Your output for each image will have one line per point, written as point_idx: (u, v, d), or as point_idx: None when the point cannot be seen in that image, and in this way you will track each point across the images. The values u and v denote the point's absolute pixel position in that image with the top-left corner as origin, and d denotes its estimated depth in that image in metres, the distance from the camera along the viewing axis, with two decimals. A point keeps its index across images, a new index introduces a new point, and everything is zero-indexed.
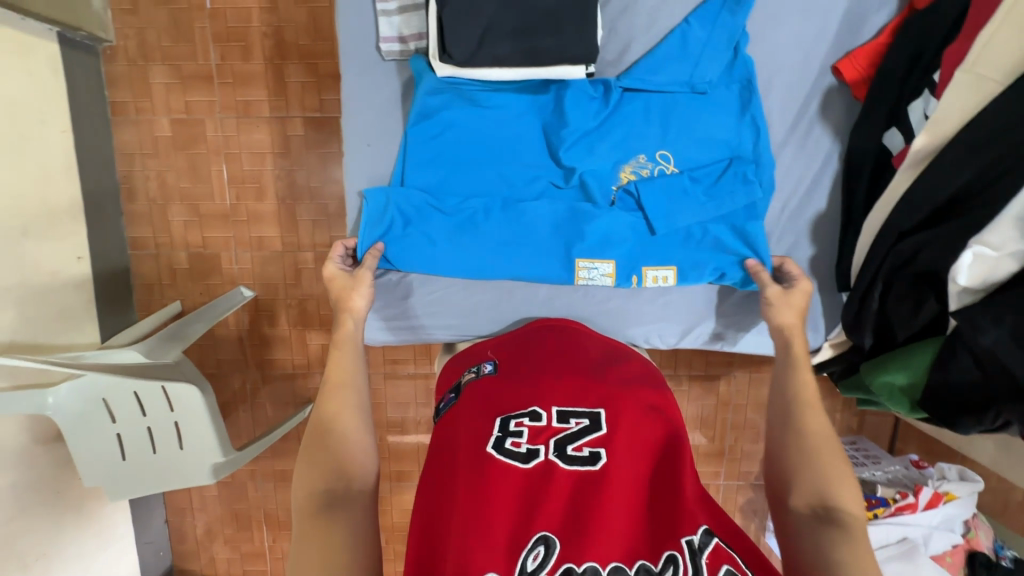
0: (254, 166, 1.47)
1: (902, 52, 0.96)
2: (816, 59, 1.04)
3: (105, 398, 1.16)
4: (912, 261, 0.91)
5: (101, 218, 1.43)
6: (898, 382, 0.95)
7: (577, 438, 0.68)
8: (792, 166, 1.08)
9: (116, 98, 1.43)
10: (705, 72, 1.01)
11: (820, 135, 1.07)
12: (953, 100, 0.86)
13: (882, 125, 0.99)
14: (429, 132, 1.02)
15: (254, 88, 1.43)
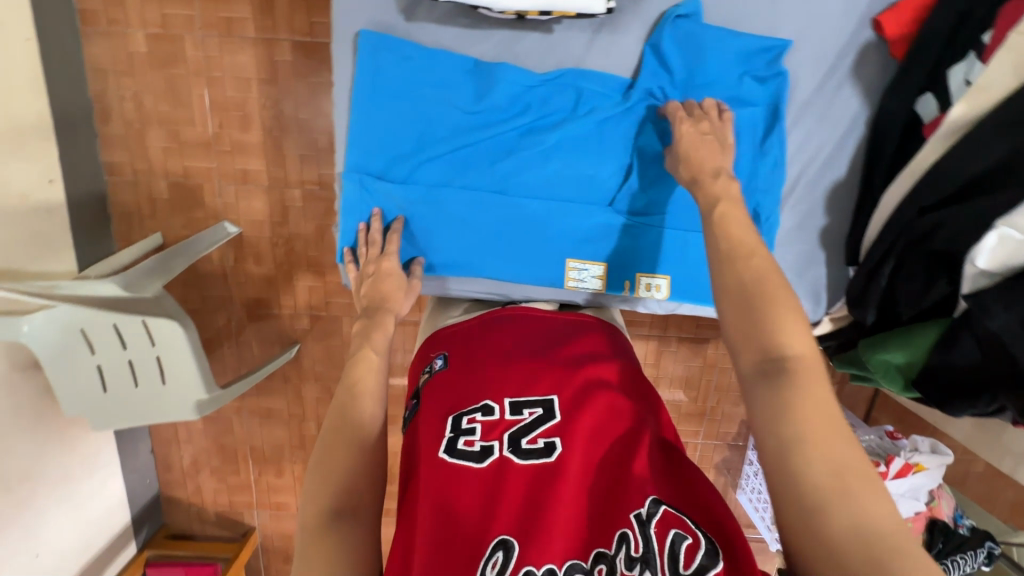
0: (237, 92, 1.37)
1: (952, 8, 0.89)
2: (855, 9, 0.97)
3: (84, 328, 1.13)
4: (929, 240, 0.88)
5: (73, 139, 1.34)
6: (894, 360, 0.94)
7: (531, 431, 0.71)
8: (819, 126, 1.03)
9: (86, 6, 1.31)
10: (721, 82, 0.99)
11: (850, 95, 1.01)
12: (1002, 67, 0.80)
13: (916, 89, 0.93)
14: (420, 108, 0.99)
15: (238, 3, 1.31)
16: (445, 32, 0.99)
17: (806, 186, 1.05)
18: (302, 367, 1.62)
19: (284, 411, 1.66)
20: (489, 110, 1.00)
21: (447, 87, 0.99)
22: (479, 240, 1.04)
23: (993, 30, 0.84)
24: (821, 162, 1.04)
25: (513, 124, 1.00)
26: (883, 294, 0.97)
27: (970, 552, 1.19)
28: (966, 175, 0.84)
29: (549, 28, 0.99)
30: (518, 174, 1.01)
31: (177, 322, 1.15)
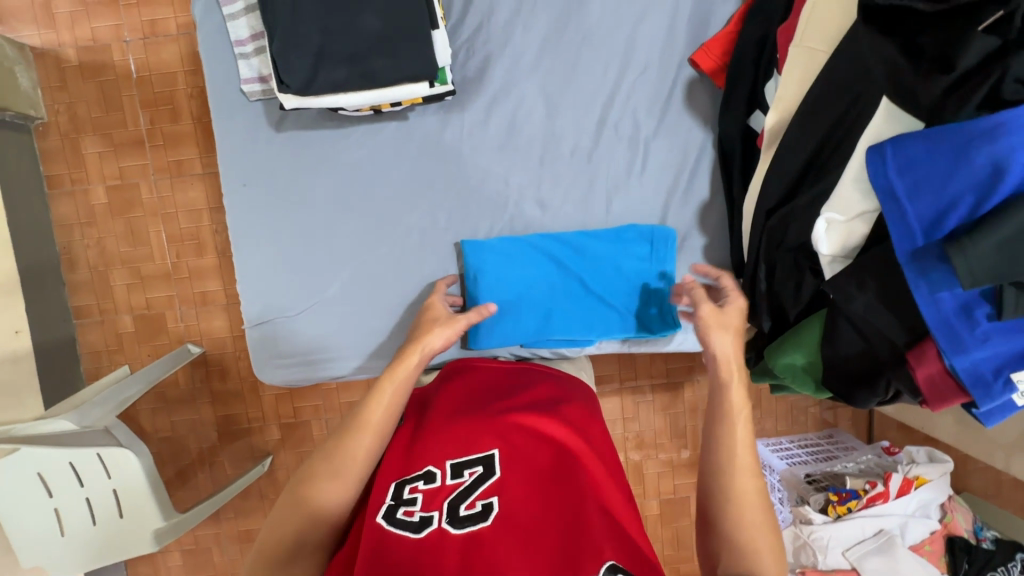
0: (191, 223, 1.48)
1: (754, 34, 0.89)
2: (678, 44, 0.96)
3: (41, 472, 1.14)
4: (788, 237, 0.85)
5: (43, 290, 1.44)
6: (799, 362, 0.87)
7: (471, 494, 0.66)
8: (668, 156, 0.98)
9: (51, 173, 1.46)
10: (570, 133, 0.97)
11: (689, 124, 0.98)
12: (793, 79, 0.82)
13: (743, 109, 0.92)
14: (280, 195, 0.97)
15: (186, 147, 1.46)
16: (314, 131, 0.96)
17: (674, 212, 1.00)
18: (277, 479, 1.58)
19: (263, 532, 1.59)
20: (353, 184, 0.97)
21: (300, 171, 0.97)
22: (365, 309, 0.99)
23: (777, 51, 0.86)
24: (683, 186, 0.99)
25: (382, 203, 0.97)
26: (769, 297, 0.90)
27: (999, 569, 1.10)
28: (793, 175, 0.83)
29: (406, 116, 0.96)
30: (402, 237, 0.99)
31: (127, 449, 1.15)
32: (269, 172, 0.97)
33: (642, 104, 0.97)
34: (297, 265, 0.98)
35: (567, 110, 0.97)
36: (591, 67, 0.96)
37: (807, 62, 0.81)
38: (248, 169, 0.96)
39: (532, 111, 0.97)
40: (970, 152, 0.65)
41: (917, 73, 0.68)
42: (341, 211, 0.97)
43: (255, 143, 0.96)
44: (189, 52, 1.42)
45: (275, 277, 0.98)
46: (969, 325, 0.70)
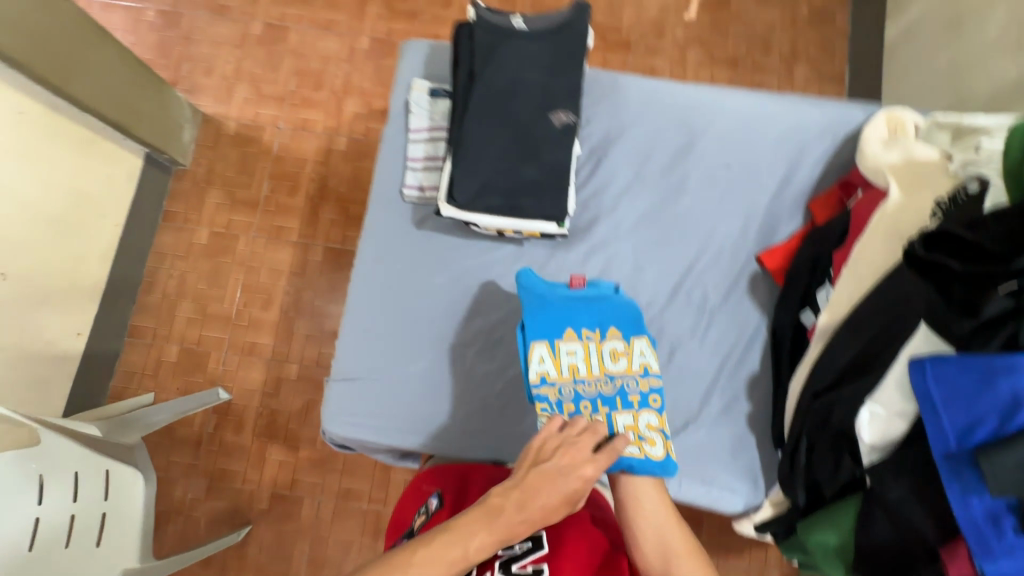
0: (269, 280, 1.63)
1: (832, 232, 0.87)
2: (754, 226, 0.94)
3: (42, 473, 1.03)
4: (830, 421, 0.79)
5: (115, 303, 1.55)
6: (832, 543, 0.79)
7: (521, 561, 0.76)
8: (727, 330, 0.93)
9: (170, 208, 1.66)
10: (645, 285, 0.95)
11: (749, 306, 0.93)
12: (848, 286, 0.81)
13: (796, 304, 0.89)
14: (402, 264, 0.99)
15: (291, 217, 1.67)
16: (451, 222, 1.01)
17: (723, 383, 0.91)
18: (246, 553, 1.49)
19: None
20: (473, 275, 0.99)
21: (431, 247, 0.99)
22: (442, 396, 0.95)
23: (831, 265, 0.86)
24: (736, 360, 0.92)
25: (471, 310, 0.98)
26: (805, 470, 0.83)
27: None
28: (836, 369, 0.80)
29: (520, 243, 1.00)
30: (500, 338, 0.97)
31: (137, 472, 1.20)
32: (402, 240, 0.99)
33: (717, 276, 0.94)
34: (397, 331, 0.97)
35: (650, 265, 0.95)
36: (688, 230, 0.95)
37: (853, 285, 0.80)
38: (388, 232, 1.00)
39: (621, 260, 0.97)
40: (995, 378, 0.64)
41: (950, 309, 0.67)
42: (456, 296, 0.98)
43: (399, 228, 1.00)
44: (325, 148, 1.71)
45: (373, 337, 0.97)
46: (996, 535, 0.64)
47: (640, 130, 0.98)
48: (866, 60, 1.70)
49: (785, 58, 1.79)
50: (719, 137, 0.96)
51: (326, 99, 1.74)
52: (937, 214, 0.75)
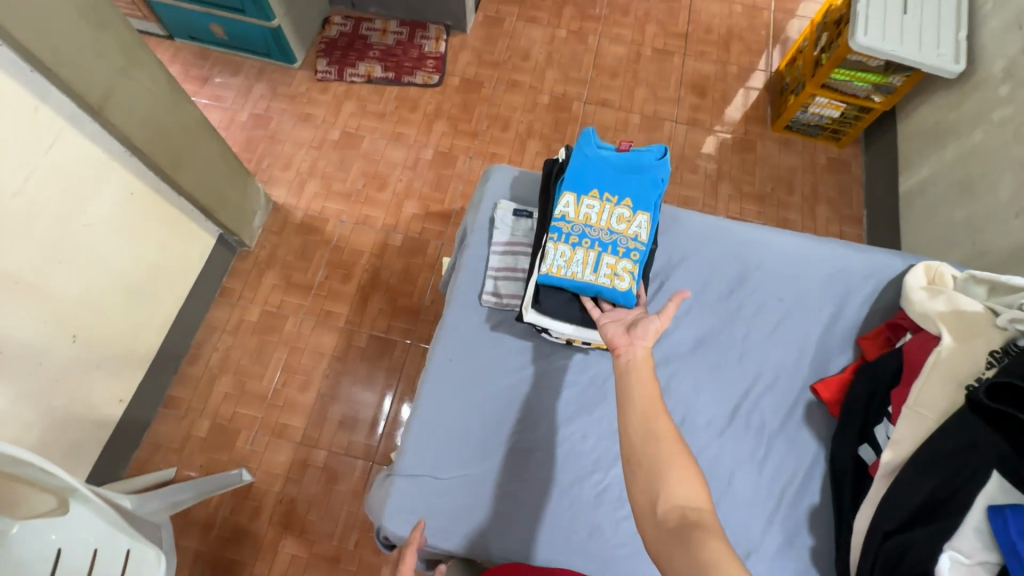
0: (310, 361, 1.67)
1: (887, 368, 0.90)
2: (808, 357, 0.98)
3: (59, 546, 0.96)
4: (902, 565, 0.76)
5: (159, 372, 1.57)
6: None
7: None
8: (785, 459, 0.92)
9: (228, 285, 1.75)
10: (705, 405, 0.95)
11: (806, 436, 0.94)
12: (910, 424, 0.82)
13: (855, 437, 0.90)
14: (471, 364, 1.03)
15: (340, 303, 1.75)
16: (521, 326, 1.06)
17: (783, 510, 0.89)
18: None
19: None
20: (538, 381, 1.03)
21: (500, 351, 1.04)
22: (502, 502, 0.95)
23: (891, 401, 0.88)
24: (795, 490, 0.90)
25: (531, 416, 1.01)
26: None
27: None
28: (907, 510, 0.79)
29: (587, 352, 1.04)
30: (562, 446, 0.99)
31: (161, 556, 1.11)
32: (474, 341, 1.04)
33: (776, 404, 0.95)
34: (461, 431, 0.99)
35: (709, 385, 0.96)
36: (748, 355, 0.98)
37: (915, 424, 0.82)
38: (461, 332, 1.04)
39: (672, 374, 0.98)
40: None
41: (1019, 456, 0.73)
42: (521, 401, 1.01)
43: (472, 330, 1.04)
44: (381, 242, 1.84)
45: (438, 435, 0.98)
46: None
47: (701, 258, 1.03)
48: (883, 207, 1.87)
49: (807, 199, 1.96)
50: (774, 271, 1.02)
51: (388, 199, 1.91)
52: (992, 364, 0.80)
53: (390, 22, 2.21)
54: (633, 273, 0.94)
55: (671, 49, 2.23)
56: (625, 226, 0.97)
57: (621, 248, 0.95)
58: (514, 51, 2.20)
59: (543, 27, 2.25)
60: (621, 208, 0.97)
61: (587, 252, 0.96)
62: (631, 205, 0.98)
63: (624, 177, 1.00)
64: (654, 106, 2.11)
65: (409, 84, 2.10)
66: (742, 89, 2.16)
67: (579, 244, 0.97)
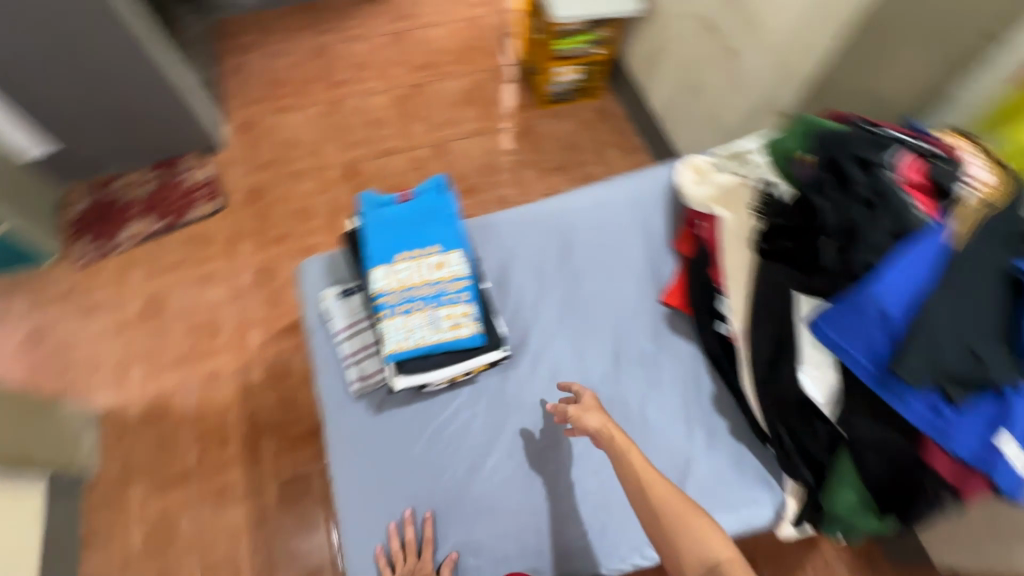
0: (229, 548, 1.48)
1: (700, 254, 1.03)
2: (646, 279, 1.08)
3: None
4: (789, 399, 0.84)
5: None
6: (854, 498, 0.81)
7: None
8: (674, 371, 1.00)
9: (89, 528, 1.48)
10: (592, 367, 0.99)
11: (679, 343, 1.03)
12: (735, 290, 0.93)
13: (709, 320, 1.00)
14: (371, 436, 0.92)
15: (230, 471, 1.57)
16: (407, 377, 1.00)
17: (694, 413, 0.96)
18: None
19: None
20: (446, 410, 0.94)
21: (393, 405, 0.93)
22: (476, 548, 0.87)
23: (714, 278, 0.99)
24: (694, 390, 0.99)
25: (458, 449, 0.92)
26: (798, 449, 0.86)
27: None
28: (769, 352, 0.87)
29: (474, 380, 0.96)
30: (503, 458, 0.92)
31: None
32: (363, 410, 0.93)
33: (642, 331, 1.03)
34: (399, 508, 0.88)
35: (586, 349, 1.01)
36: (601, 304, 1.05)
37: (740, 286, 0.92)
38: (345, 409, 0.93)
39: (555, 357, 1.00)
40: (864, 304, 0.72)
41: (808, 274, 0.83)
42: (441, 440, 0.92)
43: (357, 427, 0.92)
44: (242, 386, 1.68)
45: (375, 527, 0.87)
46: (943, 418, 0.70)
47: (525, 245, 1.09)
48: (651, 128, 2.15)
49: (595, 150, 2.20)
50: (588, 224, 1.11)
51: (228, 342, 1.75)
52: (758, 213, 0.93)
53: (138, 173, 2.04)
54: (473, 316, 0.85)
55: (423, 81, 2.36)
56: (444, 271, 0.86)
57: (449, 295, 0.85)
58: (283, 144, 2.16)
59: (299, 111, 2.25)
60: (434, 255, 0.87)
61: (422, 313, 0.84)
62: (442, 247, 0.88)
63: (421, 226, 0.89)
64: (435, 135, 2.22)
65: (189, 222, 1.95)
66: (499, 87, 2.35)
67: (410, 309, 0.84)
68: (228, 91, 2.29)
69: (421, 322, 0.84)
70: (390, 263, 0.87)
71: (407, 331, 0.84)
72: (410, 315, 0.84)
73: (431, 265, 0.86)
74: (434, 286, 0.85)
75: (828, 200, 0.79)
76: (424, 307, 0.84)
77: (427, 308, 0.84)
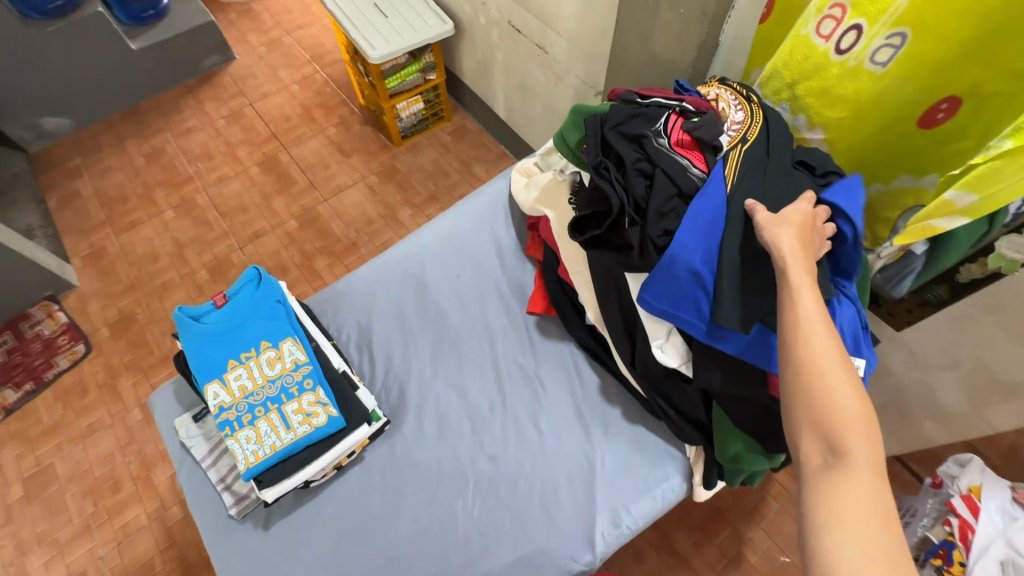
0: None
1: (548, 255, 1.03)
2: (507, 293, 1.07)
3: None
4: (655, 371, 0.84)
5: None
6: (740, 448, 0.79)
7: None
8: (556, 374, 0.98)
9: None
10: (476, 399, 0.96)
11: (554, 345, 1.01)
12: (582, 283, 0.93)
13: (576, 317, 0.99)
14: (262, 556, 0.84)
15: None
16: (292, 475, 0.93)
17: (585, 409, 0.94)
18: None
19: None
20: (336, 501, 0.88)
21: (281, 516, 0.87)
22: None
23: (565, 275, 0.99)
24: (580, 386, 0.97)
25: (356, 535, 0.86)
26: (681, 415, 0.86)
27: None
28: (624, 331, 0.87)
29: (360, 458, 0.91)
30: (407, 527, 0.86)
31: None
32: (248, 531, 0.86)
33: (517, 345, 1.02)
34: None
35: (465, 383, 0.98)
36: (469, 333, 1.03)
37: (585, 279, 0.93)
38: (228, 538, 0.86)
39: (437, 402, 0.97)
40: (673, 269, 0.71)
41: None
42: (338, 533, 0.86)
43: (247, 553, 0.85)
44: (162, 532, 1.54)
45: None
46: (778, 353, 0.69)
47: (381, 301, 1.07)
48: (507, 134, 2.18)
49: (462, 171, 2.20)
50: (438, 260, 1.11)
51: (133, 490, 1.60)
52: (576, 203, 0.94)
53: None
54: (324, 399, 0.81)
55: (272, 153, 2.28)
56: (279, 364, 0.82)
57: (292, 386, 0.81)
58: (139, 262, 2.01)
59: (148, 223, 2.10)
60: (266, 352, 0.83)
61: (269, 417, 0.80)
62: (271, 341, 0.83)
63: (243, 326, 0.84)
64: (299, 204, 2.14)
65: (56, 376, 1.78)
66: (350, 137, 2.31)
67: (255, 418, 0.79)
68: (64, 225, 2.11)
69: (271, 425, 0.79)
70: (221, 375, 0.81)
71: (258, 439, 0.78)
72: (257, 422, 0.79)
73: (265, 364, 0.82)
74: (275, 383, 0.81)
75: (609, 179, 0.76)
76: (270, 408, 0.80)
77: (273, 408, 0.80)
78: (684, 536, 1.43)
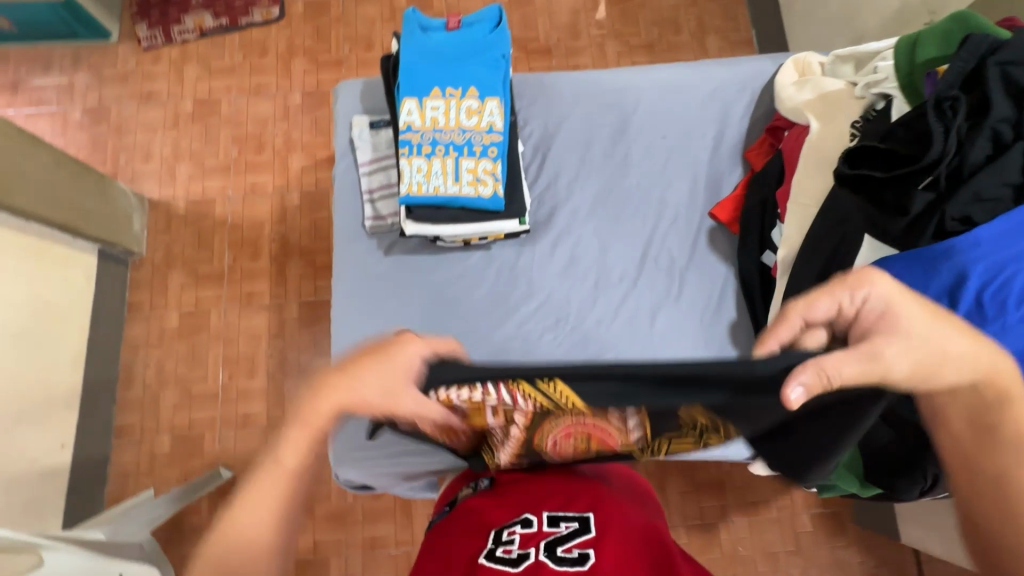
0: (249, 347, 1.61)
1: (773, 170, 0.90)
2: (700, 183, 0.97)
3: None
4: None
5: (97, 403, 1.51)
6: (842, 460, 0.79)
7: (567, 540, 0.63)
8: (700, 287, 0.92)
9: (134, 299, 1.64)
10: (614, 262, 0.93)
11: (715, 260, 0.93)
12: (795, 222, 0.82)
13: (756, 246, 0.90)
14: (374, 274, 0.91)
15: (259, 281, 1.66)
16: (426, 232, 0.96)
17: (708, 332, 0.90)
18: None
19: None
20: (451, 271, 0.91)
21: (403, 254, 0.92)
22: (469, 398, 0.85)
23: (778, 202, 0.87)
24: (715, 309, 0.91)
25: (455, 308, 0.89)
26: None
27: None
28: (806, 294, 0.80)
29: (487, 247, 0.93)
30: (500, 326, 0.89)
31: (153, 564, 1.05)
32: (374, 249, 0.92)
33: (680, 237, 0.94)
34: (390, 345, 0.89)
35: (612, 241, 0.94)
36: (642, 198, 0.96)
37: (801, 217, 0.82)
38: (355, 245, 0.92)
39: (579, 242, 0.93)
40: (938, 264, 0.69)
41: (885, 213, 0.74)
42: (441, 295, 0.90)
43: (364, 262, 0.92)
44: (279, 206, 1.72)
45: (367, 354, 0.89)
46: None
47: (576, 118, 0.99)
48: (770, 18, 1.80)
49: (695, 33, 1.89)
50: (653, 110, 0.99)
51: (270, 160, 1.75)
52: (854, 136, 0.81)
53: None
54: (497, 173, 0.79)
55: None
56: (476, 119, 0.80)
57: (477, 145, 0.79)
58: None
59: None
60: (468, 99, 0.80)
61: (444, 160, 0.79)
62: (478, 91, 0.81)
63: (462, 63, 0.81)
64: None
65: (248, 26, 1.86)
66: None
67: (432, 153, 0.79)
68: None
69: (443, 167, 0.79)
70: (422, 97, 0.80)
71: (425, 173, 0.79)
72: (432, 158, 0.79)
73: (464, 111, 0.80)
74: (464, 133, 0.79)
75: (951, 122, 0.70)
76: (449, 153, 0.79)
77: (452, 154, 0.79)
78: (676, 482, 1.41)
